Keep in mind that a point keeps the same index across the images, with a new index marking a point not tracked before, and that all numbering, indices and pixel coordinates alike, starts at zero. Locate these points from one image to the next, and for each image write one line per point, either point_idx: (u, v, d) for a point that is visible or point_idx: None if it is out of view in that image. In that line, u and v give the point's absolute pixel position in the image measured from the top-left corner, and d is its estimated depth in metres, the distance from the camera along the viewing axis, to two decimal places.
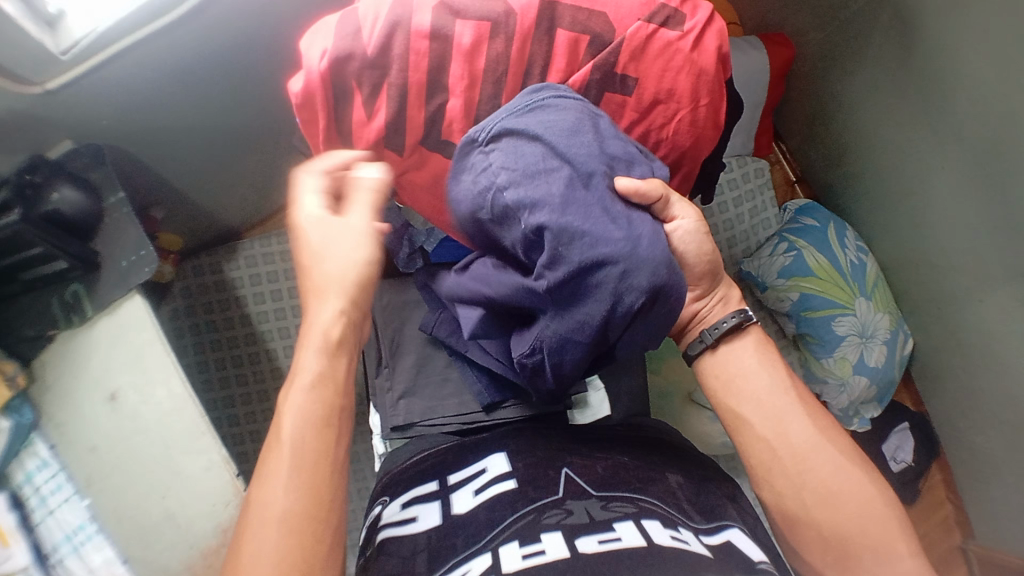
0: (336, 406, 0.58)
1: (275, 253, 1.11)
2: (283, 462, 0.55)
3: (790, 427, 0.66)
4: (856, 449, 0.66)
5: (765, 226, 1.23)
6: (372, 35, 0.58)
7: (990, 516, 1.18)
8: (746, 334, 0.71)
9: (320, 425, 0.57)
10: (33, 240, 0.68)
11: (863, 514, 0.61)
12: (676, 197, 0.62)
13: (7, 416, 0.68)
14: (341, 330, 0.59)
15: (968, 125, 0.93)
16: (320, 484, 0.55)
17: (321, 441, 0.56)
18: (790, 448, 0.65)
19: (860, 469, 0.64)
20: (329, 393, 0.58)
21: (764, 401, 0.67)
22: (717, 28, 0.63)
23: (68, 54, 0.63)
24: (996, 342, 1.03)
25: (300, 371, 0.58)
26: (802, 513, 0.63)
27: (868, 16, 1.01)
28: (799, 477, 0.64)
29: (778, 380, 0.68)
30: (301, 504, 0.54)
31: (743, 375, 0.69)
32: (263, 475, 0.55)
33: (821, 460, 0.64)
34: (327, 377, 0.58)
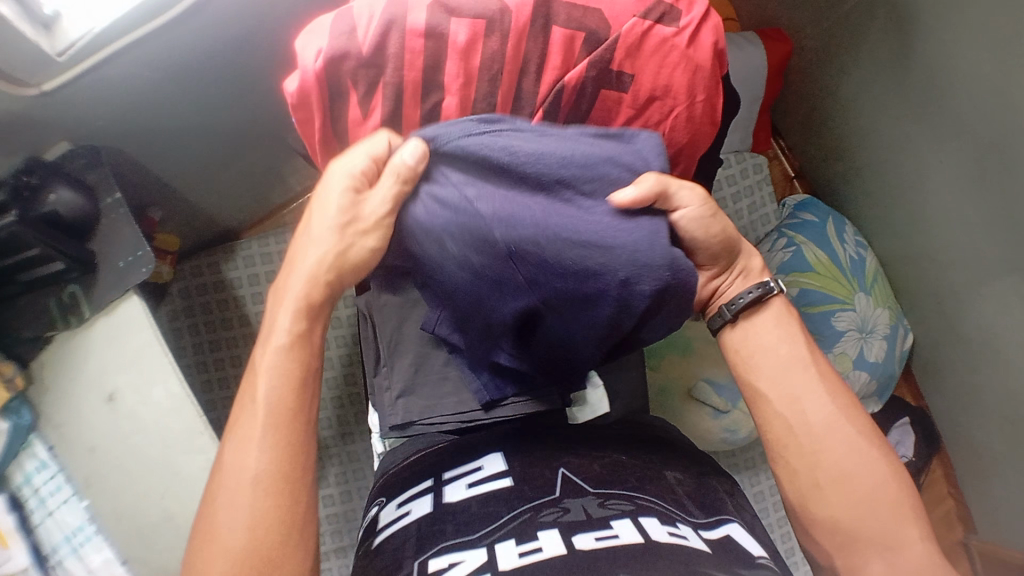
0: (311, 367, 0.57)
1: (274, 253, 1.11)
2: (255, 423, 0.54)
3: (807, 405, 0.65)
4: (874, 432, 0.65)
5: (764, 222, 1.22)
6: (367, 34, 0.57)
7: (991, 511, 1.18)
8: (768, 308, 0.70)
9: (291, 384, 0.56)
10: (29, 240, 0.68)
11: (874, 498, 0.61)
12: (678, 185, 0.60)
13: (7, 417, 0.69)
14: (320, 295, 0.59)
15: (967, 120, 0.93)
16: (292, 445, 0.54)
17: (292, 400, 0.55)
18: (807, 426, 0.65)
19: (875, 452, 0.64)
20: (298, 358, 0.57)
21: (783, 378, 0.67)
22: (713, 24, 0.63)
23: (65, 56, 0.63)
24: (997, 337, 1.03)
25: (275, 333, 0.57)
26: (813, 493, 0.63)
27: (866, 11, 1.01)
28: (814, 457, 0.64)
29: (798, 357, 0.68)
30: (273, 463, 0.53)
31: (765, 347, 0.68)
32: (237, 435, 0.54)
33: (836, 442, 0.64)
34: (304, 337, 0.57)
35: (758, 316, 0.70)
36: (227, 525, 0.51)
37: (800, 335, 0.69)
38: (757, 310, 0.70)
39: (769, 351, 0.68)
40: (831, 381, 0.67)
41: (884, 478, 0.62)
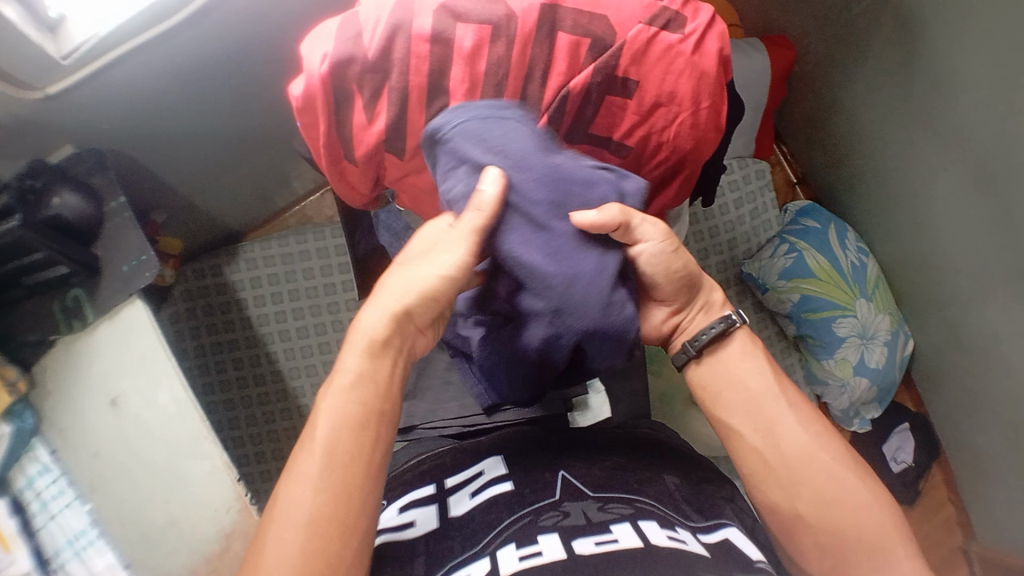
0: (376, 410, 0.58)
1: (276, 256, 1.11)
2: (313, 461, 0.54)
3: (783, 436, 0.65)
4: (851, 454, 0.65)
5: (766, 227, 1.22)
6: (372, 38, 0.58)
7: (990, 517, 1.19)
8: (731, 341, 0.70)
9: (355, 424, 0.56)
10: (32, 245, 0.68)
11: (859, 522, 0.61)
12: (641, 219, 0.62)
13: (8, 421, 0.68)
14: (386, 332, 0.60)
15: (969, 126, 0.93)
16: (350, 486, 0.54)
17: (355, 441, 0.56)
18: (783, 458, 0.65)
19: (854, 476, 0.63)
20: (365, 394, 0.58)
21: (755, 411, 0.67)
22: (719, 31, 0.63)
23: (69, 59, 0.63)
24: (997, 344, 1.03)
25: (342, 370, 0.58)
26: (797, 521, 0.63)
27: (869, 17, 1.01)
28: (794, 487, 0.64)
29: (768, 388, 0.67)
30: (329, 507, 0.53)
31: (731, 381, 0.69)
32: (294, 472, 0.54)
33: (816, 468, 0.64)
34: (366, 377, 0.58)
35: (724, 350, 0.70)
36: (272, 561, 0.51)
37: (769, 367, 0.69)
38: (720, 346, 0.70)
39: (736, 385, 0.68)
40: (801, 409, 0.67)
41: (868, 501, 0.62)
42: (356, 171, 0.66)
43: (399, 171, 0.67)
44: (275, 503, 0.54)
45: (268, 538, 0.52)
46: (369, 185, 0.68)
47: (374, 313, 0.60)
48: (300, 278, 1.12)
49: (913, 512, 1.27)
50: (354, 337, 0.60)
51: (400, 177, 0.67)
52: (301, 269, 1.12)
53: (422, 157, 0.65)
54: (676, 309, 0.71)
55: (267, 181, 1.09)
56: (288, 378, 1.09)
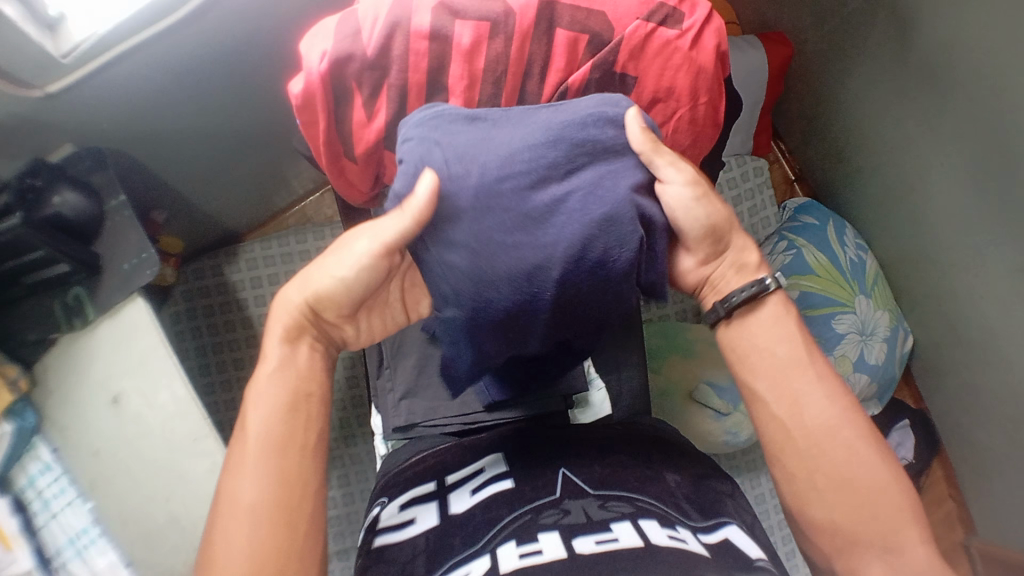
0: (303, 394, 0.62)
1: (276, 256, 1.11)
2: (249, 455, 0.58)
3: (805, 411, 0.65)
4: (874, 434, 0.65)
5: (765, 225, 1.23)
6: (371, 36, 0.58)
7: (990, 513, 1.19)
8: (763, 305, 0.69)
9: (284, 412, 0.60)
10: (32, 243, 0.67)
11: (873, 502, 0.62)
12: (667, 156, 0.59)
13: (9, 420, 0.68)
14: (296, 317, 0.63)
15: (968, 123, 0.93)
16: (287, 468, 0.58)
17: (289, 428, 0.60)
18: (806, 432, 0.64)
19: (871, 456, 0.63)
20: (289, 379, 0.61)
21: (780, 381, 0.66)
22: (716, 27, 0.63)
23: (69, 58, 0.63)
24: (997, 340, 1.03)
25: (266, 359, 0.62)
26: (813, 497, 0.63)
27: (867, 14, 1.02)
28: (812, 463, 0.64)
29: (797, 358, 0.67)
30: (271, 491, 0.57)
31: (762, 346, 0.67)
32: (231, 469, 0.58)
33: (837, 449, 0.63)
34: (288, 364, 0.62)
35: (754, 314, 0.68)
36: (225, 554, 0.55)
37: (798, 335, 0.67)
38: (752, 307, 0.68)
39: (765, 351, 0.67)
40: (828, 381, 0.66)
41: (881, 481, 0.63)
42: (355, 169, 0.66)
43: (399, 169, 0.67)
44: (219, 495, 0.58)
45: (219, 533, 0.56)
46: (368, 182, 0.69)
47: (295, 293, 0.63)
48: None
49: None
50: (272, 324, 0.63)
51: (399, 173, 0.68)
52: (301, 268, 1.12)
53: None
54: (706, 261, 0.69)
55: (267, 181, 1.09)
56: None
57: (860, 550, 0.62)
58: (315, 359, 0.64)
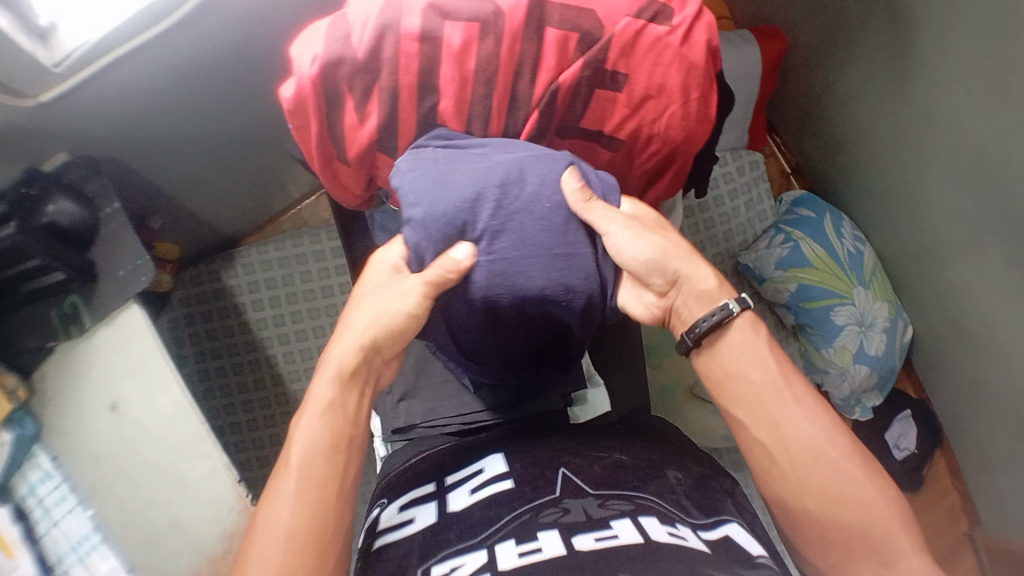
0: (345, 435, 0.61)
1: (273, 260, 1.12)
2: (288, 486, 0.57)
3: (787, 430, 0.62)
4: (857, 446, 0.63)
5: (761, 219, 1.22)
6: (361, 39, 0.58)
7: (992, 503, 1.19)
8: (730, 329, 0.66)
9: (325, 449, 0.59)
10: (30, 251, 0.68)
11: (863, 517, 0.59)
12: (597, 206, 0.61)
13: (9, 428, 0.68)
14: (354, 362, 0.63)
15: (964, 112, 0.93)
16: (324, 503, 0.57)
17: (329, 466, 0.59)
18: (787, 451, 0.62)
19: (858, 472, 0.61)
20: (334, 421, 0.61)
21: (758, 403, 0.64)
22: (707, 22, 0.63)
23: (61, 67, 0.63)
24: (996, 329, 1.03)
25: (313, 400, 0.62)
26: (802, 514, 0.62)
27: (860, 6, 1.01)
28: (797, 483, 0.61)
29: (772, 379, 0.64)
30: (308, 524, 0.56)
31: (735, 371, 0.65)
32: (271, 496, 0.57)
33: (820, 465, 0.61)
34: (337, 406, 0.62)
35: (723, 341, 0.66)
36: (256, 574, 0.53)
37: (774, 361, 0.65)
38: (723, 335, 0.66)
39: (738, 378, 0.65)
40: (806, 402, 0.63)
41: (870, 494, 0.60)
42: (348, 172, 0.66)
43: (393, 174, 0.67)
44: (255, 528, 0.56)
45: (251, 553, 0.55)
46: (363, 185, 0.69)
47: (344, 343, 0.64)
48: (298, 282, 1.12)
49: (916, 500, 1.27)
50: (324, 367, 0.64)
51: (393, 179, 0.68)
52: (299, 271, 1.12)
53: None
54: (664, 292, 0.68)
55: (264, 185, 1.09)
56: (288, 381, 1.10)
57: (856, 560, 0.60)
58: (360, 408, 0.63)
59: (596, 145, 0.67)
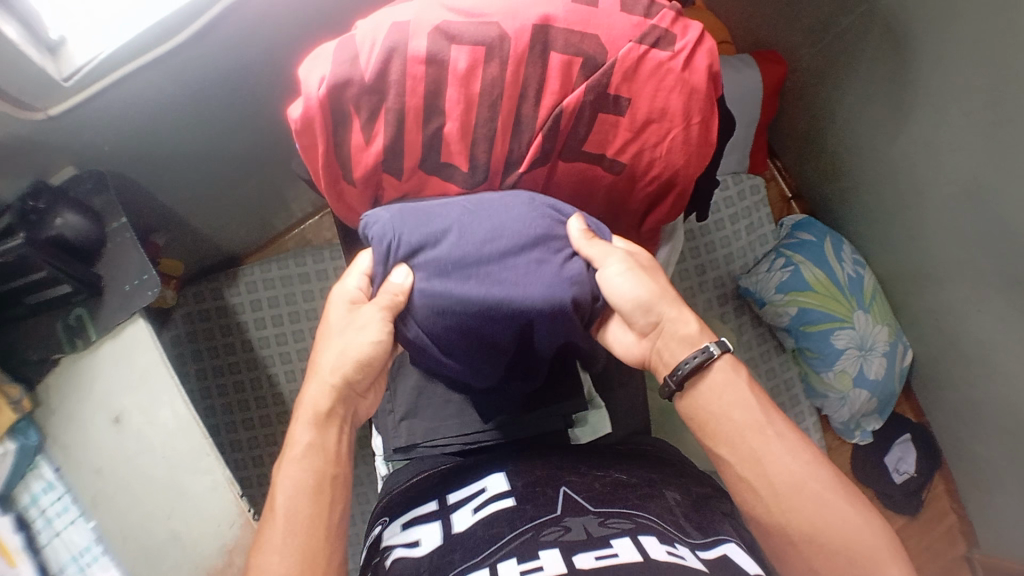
0: (329, 474, 0.61)
1: (276, 278, 1.12)
2: (275, 533, 0.58)
3: (769, 467, 0.62)
4: (837, 473, 0.63)
5: (762, 242, 1.24)
6: (369, 61, 0.59)
7: (993, 529, 1.18)
8: (712, 372, 0.65)
9: (308, 490, 0.60)
10: (37, 263, 0.69)
11: (848, 551, 0.59)
12: (593, 242, 0.64)
13: (13, 438, 0.68)
14: (329, 403, 0.64)
15: (963, 136, 0.93)
16: (311, 544, 0.58)
17: (314, 506, 0.60)
18: (771, 487, 0.61)
19: (844, 506, 0.60)
20: (316, 461, 0.61)
21: (741, 442, 0.63)
22: (708, 48, 0.64)
23: (71, 80, 0.65)
24: (995, 351, 1.03)
25: (294, 445, 0.62)
26: (786, 545, 0.61)
27: (859, 30, 1.03)
28: (783, 518, 0.61)
29: (753, 417, 0.63)
30: (296, 563, 0.56)
31: (718, 412, 0.64)
32: (259, 545, 0.58)
33: (804, 498, 0.60)
34: (317, 446, 0.62)
35: (703, 383, 0.65)
36: None
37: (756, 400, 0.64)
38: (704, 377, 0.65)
39: (720, 417, 0.64)
40: (789, 438, 0.63)
41: (856, 528, 0.59)
42: (353, 191, 0.67)
43: (398, 193, 0.68)
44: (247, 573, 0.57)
45: None
46: (368, 205, 0.70)
47: (314, 387, 0.64)
48: (300, 301, 1.13)
49: (915, 524, 1.26)
50: (301, 412, 0.64)
51: (399, 197, 0.69)
52: (301, 291, 1.13)
53: (419, 178, 0.66)
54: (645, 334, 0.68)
55: (267, 204, 1.10)
56: (289, 401, 1.09)
57: None
58: (342, 447, 0.63)
59: (598, 167, 0.68)
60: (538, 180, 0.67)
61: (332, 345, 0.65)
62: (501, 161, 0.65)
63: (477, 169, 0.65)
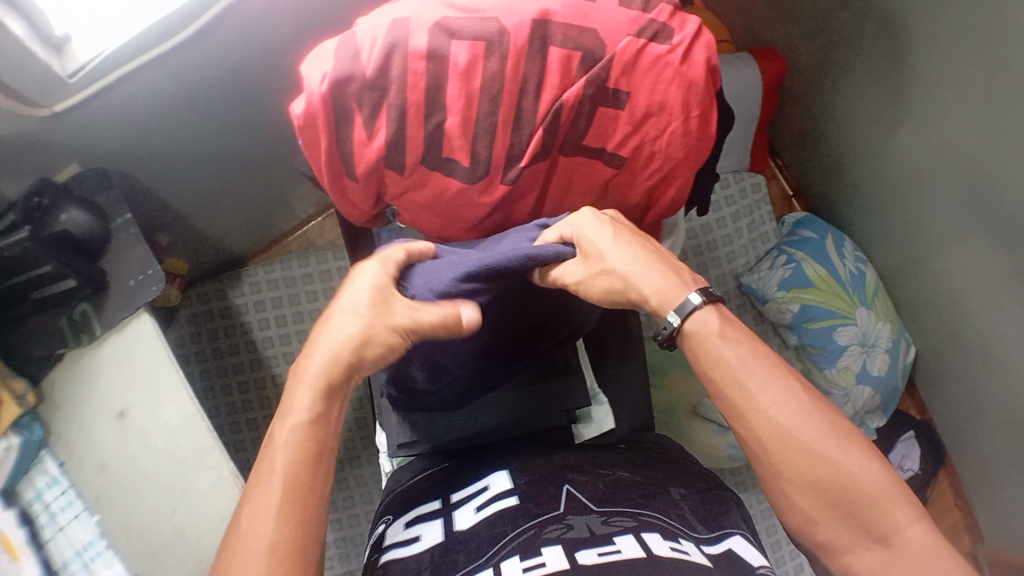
0: (327, 446, 0.55)
1: (279, 279, 1.13)
2: (272, 500, 0.52)
3: (762, 412, 0.56)
4: (844, 425, 0.56)
5: (763, 240, 1.24)
6: (370, 57, 0.60)
7: (1001, 526, 1.17)
8: (697, 331, 0.59)
9: (306, 456, 0.54)
10: (40, 257, 0.70)
11: (848, 502, 0.53)
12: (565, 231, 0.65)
13: (17, 432, 0.69)
14: (340, 373, 0.57)
15: (962, 131, 0.94)
16: (305, 512, 0.53)
17: (310, 477, 0.54)
18: (765, 435, 0.56)
19: (836, 455, 0.54)
20: (315, 432, 0.55)
21: (732, 386, 0.57)
22: (706, 41, 0.65)
23: (76, 77, 0.65)
24: (999, 347, 1.03)
25: (294, 411, 0.55)
26: (787, 507, 0.56)
27: (857, 29, 1.03)
28: (777, 468, 0.55)
29: (744, 357, 0.58)
30: (289, 532, 0.52)
31: (708, 354, 0.59)
32: (249, 510, 0.52)
33: (800, 448, 0.55)
34: (319, 416, 0.56)
35: (689, 336, 0.60)
36: None
37: (753, 355, 0.58)
38: (689, 340, 0.60)
39: (709, 362, 0.59)
40: (773, 389, 0.56)
41: (855, 476, 0.53)
42: (356, 187, 0.67)
43: (399, 188, 0.68)
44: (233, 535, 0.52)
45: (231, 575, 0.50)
46: (370, 202, 0.70)
47: (324, 353, 0.57)
48: (303, 301, 1.13)
49: None
50: (306, 374, 0.57)
51: (401, 193, 0.69)
52: (305, 291, 1.13)
53: (420, 173, 0.66)
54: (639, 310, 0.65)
55: (270, 205, 1.11)
56: None
57: None
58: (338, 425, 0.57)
59: (599, 161, 0.68)
60: (539, 175, 0.68)
61: (347, 317, 0.58)
62: (501, 156, 0.65)
63: (477, 163, 0.65)
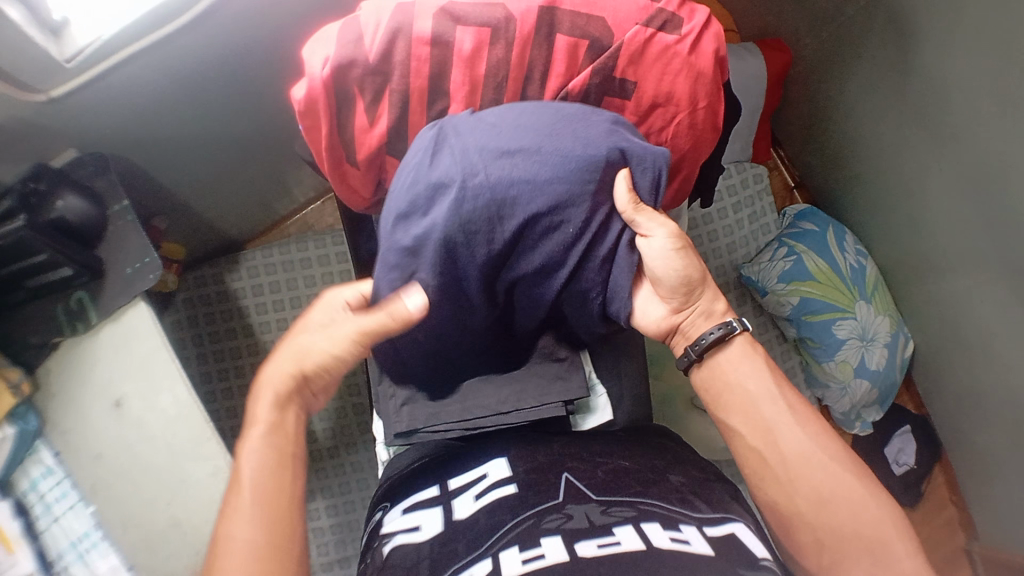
0: (288, 453, 0.63)
1: (277, 263, 1.12)
2: (242, 503, 0.59)
3: (782, 438, 0.65)
4: (852, 456, 0.64)
5: (764, 232, 1.24)
6: (373, 42, 0.59)
7: (994, 520, 1.18)
8: (733, 343, 0.70)
9: (269, 466, 0.62)
10: (37, 245, 0.68)
11: (858, 519, 0.60)
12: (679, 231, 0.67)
13: (12, 423, 0.68)
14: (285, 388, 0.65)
15: (966, 128, 0.93)
16: (280, 512, 0.60)
17: (280, 484, 0.61)
18: (782, 458, 0.64)
19: (845, 479, 0.62)
20: (277, 440, 0.63)
21: (753, 412, 0.67)
22: (715, 31, 0.63)
23: (72, 62, 0.64)
24: (998, 343, 1.03)
25: (256, 422, 0.64)
26: (798, 523, 0.63)
27: (863, 20, 1.02)
28: (790, 485, 0.63)
29: (768, 388, 0.67)
30: (264, 534, 0.58)
31: (734, 383, 0.69)
32: (226, 517, 0.59)
33: (811, 468, 0.63)
34: (278, 428, 0.64)
35: (723, 355, 0.70)
36: None
37: (769, 370, 0.68)
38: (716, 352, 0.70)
39: (738, 388, 0.68)
40: (792, 420, 0.65)
41: (868, 501, 0.61)
42: (357, 174, 0.66)
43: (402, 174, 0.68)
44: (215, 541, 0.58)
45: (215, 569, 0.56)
46: (370, 188, 0.69)
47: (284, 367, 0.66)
48: (301, 286, 1.12)
49: (916, 515, 1.26)
50: (263, 390, 0.65)
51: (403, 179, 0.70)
52: (303, 276, 1.12)
53: None
54: (680, 308, 0.70)
55: (268, 189, 1.09)
56: None
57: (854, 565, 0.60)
58: (299, 434, 0.65)
59: None
60: None
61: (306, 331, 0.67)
62: None
63: None
